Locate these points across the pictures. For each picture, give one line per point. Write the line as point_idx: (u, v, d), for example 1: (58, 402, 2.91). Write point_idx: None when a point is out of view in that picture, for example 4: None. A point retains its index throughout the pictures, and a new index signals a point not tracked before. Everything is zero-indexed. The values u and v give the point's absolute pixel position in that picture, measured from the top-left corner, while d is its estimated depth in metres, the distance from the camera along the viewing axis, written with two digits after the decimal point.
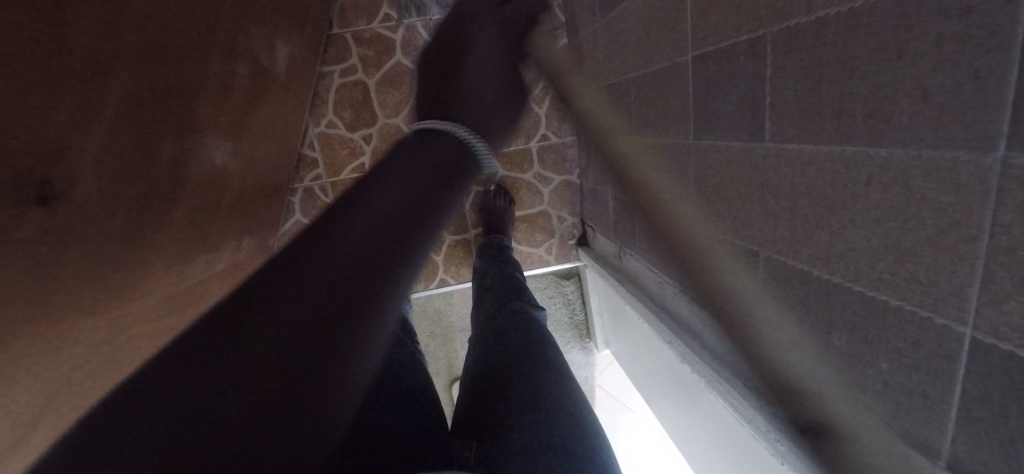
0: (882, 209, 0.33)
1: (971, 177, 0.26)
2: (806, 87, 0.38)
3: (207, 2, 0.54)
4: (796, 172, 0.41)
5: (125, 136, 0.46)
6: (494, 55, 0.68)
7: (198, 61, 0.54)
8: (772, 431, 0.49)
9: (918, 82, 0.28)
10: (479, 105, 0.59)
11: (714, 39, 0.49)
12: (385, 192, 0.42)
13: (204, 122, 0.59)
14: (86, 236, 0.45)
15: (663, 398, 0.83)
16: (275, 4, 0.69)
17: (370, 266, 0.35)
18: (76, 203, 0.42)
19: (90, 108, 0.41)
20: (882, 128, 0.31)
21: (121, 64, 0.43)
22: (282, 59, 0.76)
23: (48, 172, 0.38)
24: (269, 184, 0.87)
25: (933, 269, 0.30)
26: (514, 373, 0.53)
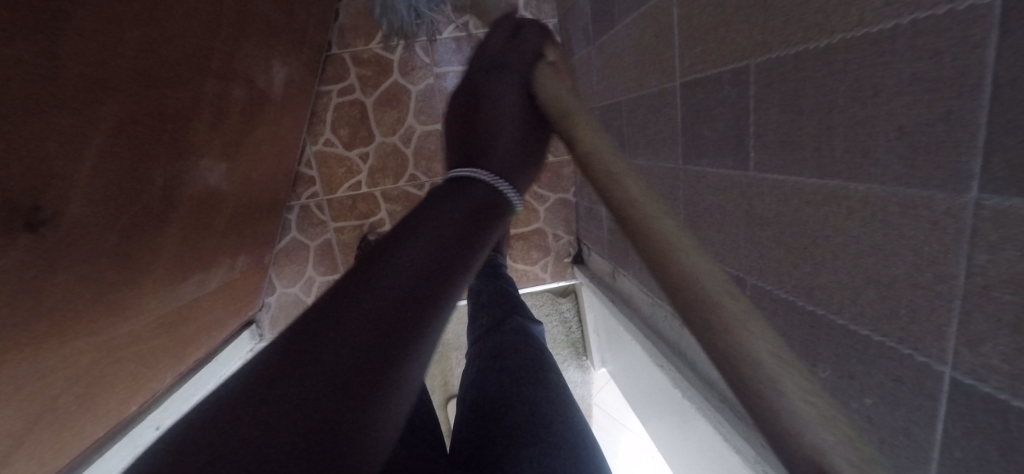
0: (862, 243, 0.33)
1: (946, 216, 0.26)
2: (786, 119, 0.38)
3: (204, 29, 0.55)
4: (779, 202, 0.41)
5: (116, 161, 0.47)
6: (508, 107, 0.53)
7: (191, 85, 0.55)
8: (759, 461, 0.46)
9: (894, 119, 0.28)
10: (505, 150, 0.52)
11: (700, 67, 0.49)
12: (423, 234, 0.38)
13: (197, 144, 0.60)
14: (75, 259, 0.45)
15: (658, 420, 0.80)
16: (273, 28, 0.71)
17: (403, 319, 0.31)
18: (63, 227, 0.42)
19: (80, 135, 0.41)
20: (860, 163, 0.32)
21: (114, 91, 0.44)
22: (279, 80, 0.78)
23: (37, 198, 0.38)
24: (265, 202, 0.88)
25: (912, 305, 0.30)
26: (514, 398, 0.52)
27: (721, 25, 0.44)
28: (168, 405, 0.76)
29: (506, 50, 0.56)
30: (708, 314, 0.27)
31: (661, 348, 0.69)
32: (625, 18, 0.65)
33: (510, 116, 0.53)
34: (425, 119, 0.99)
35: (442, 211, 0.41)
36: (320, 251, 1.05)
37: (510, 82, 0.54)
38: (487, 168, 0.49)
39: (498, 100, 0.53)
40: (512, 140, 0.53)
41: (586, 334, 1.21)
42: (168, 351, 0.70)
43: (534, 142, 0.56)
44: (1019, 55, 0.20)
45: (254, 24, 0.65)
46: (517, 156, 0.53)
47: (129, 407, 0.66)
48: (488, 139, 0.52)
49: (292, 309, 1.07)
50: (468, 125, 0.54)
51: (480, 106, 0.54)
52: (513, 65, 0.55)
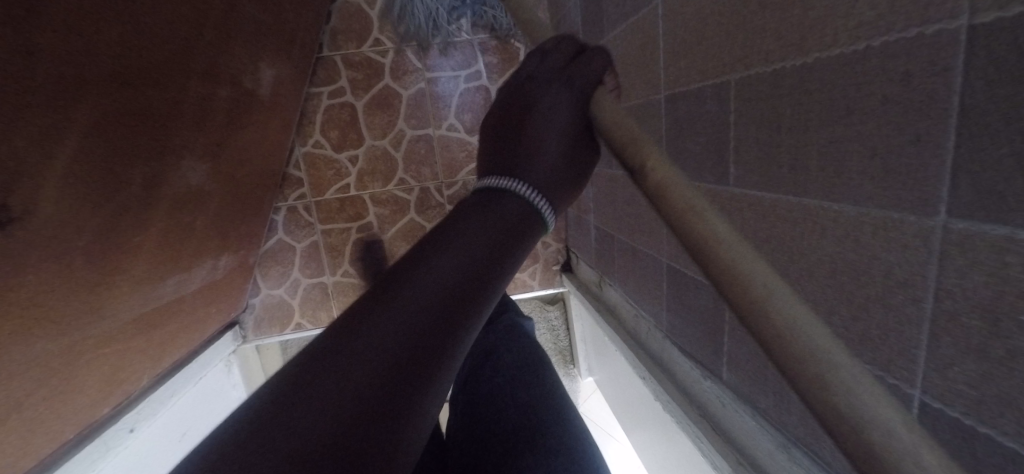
0: (835, 263, 0.33)
1: (914, 238, 0.26)
2: (764, 136, 0.38)
3: (188, 28, 0.55)
4: (757, 218, 0.41)
5: (91, 159, 0.46)
6: (557, 130, 0.42)
7: (174, 84, 0.55)
8: None
9: (866, 140, 0.28)
10: (541, 179, 0.42)
11: (683, 81, 0.49)
12: (451, 252, 0.33)
13: (179, 143, 0.60)
14: (48, 259, 0.45)
15: (640, 430, 0.80)
16: (262, 29, 0.71)
17: (422, 359, 0.27)
18: (34, 226, 0.42)
19: (53, 133, 0.41)
20: (834, 182, 0.31)
21: (91, 89, 0.43)
22: (267, 81, 0.77)
23: (5, 196, 0.37)
24: (250, 203, 0.87)
25: (881, 326, 0.30)
26: (513, 402, 0.51)
27: (703, 40, 0.44)
28: (144, 407, 0.75)
29: (569, 63, 0.43)
30: (742, 289, 0.24)
31: (645, 359, 0.68)
32: (614, 29, 0.65)
33: (555, 141, 0.43)
34: (416, 123, 0.99)
35: (469, 228, 0.35)
36: (306, 253, 1.04)
37: (563, 99, 0.42)
38: (523, 190, 0.40)
39: (543, 121, 0.42)
40: (552, 170, 0.43)
41: (573, 342, 1.22)
42: (143, 352, 0.68)
43: (576, 170, 0.45)
44: (999, 84, 0.20)
45: (241, 25, 0.65)
46: (557, 185, 0.43)
47: (103, 409, 0.64)
48: (523, 166, 0.42)
49: (277, 311, 1.06)
50: (508, 138, 0.44)
51: (522, 117, 0.44)
52: (572, 78, 0.42)
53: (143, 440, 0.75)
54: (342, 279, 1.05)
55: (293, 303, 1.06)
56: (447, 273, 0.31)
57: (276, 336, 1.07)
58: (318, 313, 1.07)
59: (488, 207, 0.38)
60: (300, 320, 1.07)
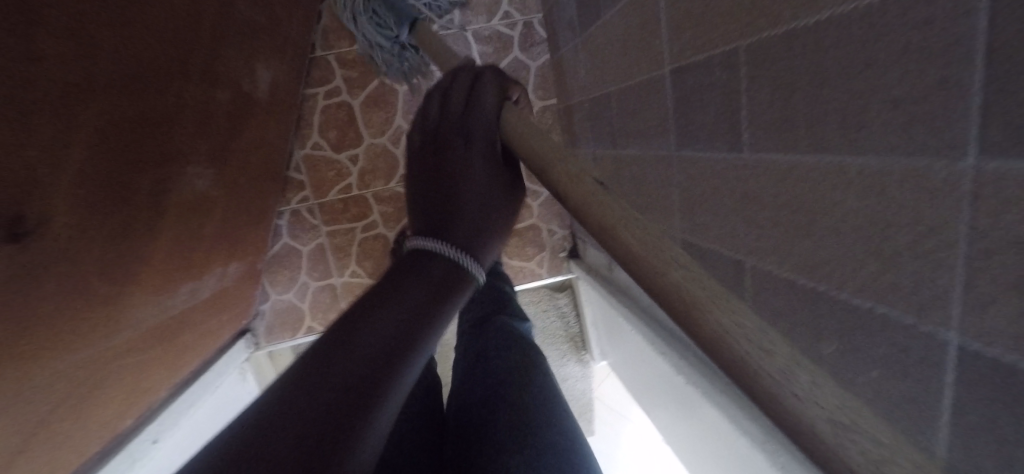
0: (864, 217, 0.33)
1: (943, 184, 0.26)
2: (780, 99, 0.38)
3: (187, 32, 0.55)
4: (775, 181, 0.41)
5: (98, 165, 0.46)
6: (475, 175, 0.51)
7: (175, 89, 0.55)
8: (768, 442, 0.46)
9: (891, 92, 0.28)
10: (470, 221, 0.48)
11: (690, 52, 0.49)
12: (394, 300, 0.37)
13: (184, 148, 0.60)
14: (63, 272, 0.45)
15: (661, 408, 0.81)
16: (258, 30, 0.71)
17: (359, 400, 0.29)
18: (48, 237, 0.42)
19: (60, 141, 0.41)
20: (856, 136, 0.31)
21: (94, 95, 0.43)
22: (265, 83, 0.77)
23: (17, 207, 0.37)
24: (256, 209, 0.87)
25: (914, 274, 0.30)
26: (503, 405, 0.53)
27: (708, 8, 0.44)
28: (164, 419, 0.74)
29: (466, 121, 0.52)
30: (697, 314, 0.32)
31: (663, 337, 0.69)
32: (611, 7, 0.65)
33: (477, 187, 0.50)
34: (414, 118, 0.98)
35: (411, 277, 0.40)
36: (313, 256, 1.04)
37: (476, 147, 0.51)
38: (445, 240, 0.45)
39: (467, 172, 0.50)
40: (477, 209, 0.49)
41: (584, 327, 1.22)
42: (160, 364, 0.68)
43: (504, 201, 0.53)
44: (1001, 14, 0.20)
45: (238, 25, 0.65)
46: (485, 223, 0.48)
47: (125, 421, 0.64)
48: (454, 208, 0.48)
49: (287, 316, 1.05)
50: (435, 188, 0.51)
51: (449, 168, 0.51)
52: (477, 136, 0.52)
53: (166, 453, 0.75)
54: (350, 280, 1.05)
55: (303, 307, 1.06)
56: (369, 337, 0.34)
57: (288, 341, 1.07)
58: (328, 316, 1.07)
59: (426, 260, 0.42)
60: (311, 324, 1.07)
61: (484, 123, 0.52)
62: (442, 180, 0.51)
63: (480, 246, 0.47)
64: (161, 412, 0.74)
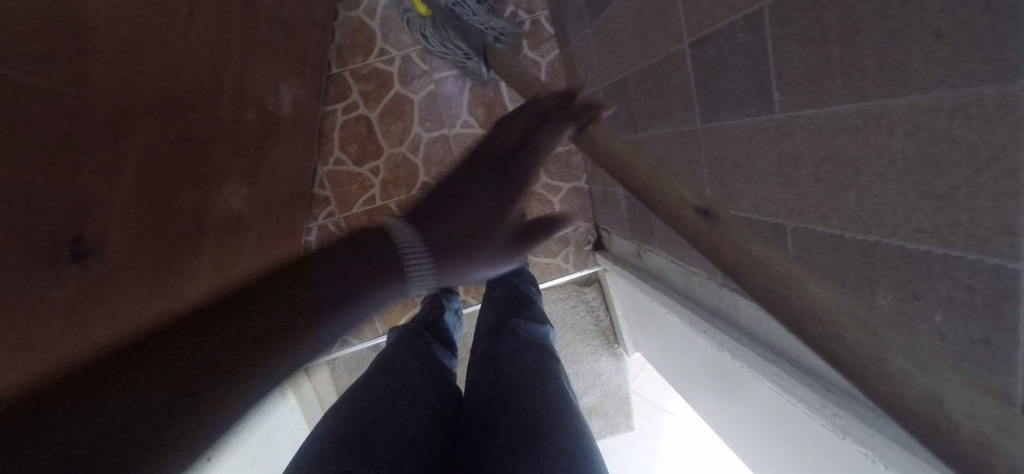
0: (911, 158, 0.32)
1: (1001, 107, 0.25)
2: (808, 53, 0.38)
3: (208, 62, 0.64)
4: (812, 136, 0.40)
5: (148, 186, 0.55)
6: (484, 206, 0.48)
7: (206, 112, 0.63)
8: (829, 405, 0.44)
9: (928, 23, 0.28)
10: (444, 245, 0.45)
11: (708, 22, 0.50)
12: (359, 266, 0.37)
13: (220, 167, 0.67)
14: (122, 286, 0.51)
15: (706, 395, 0.80)
16: (275, 53, 0.79)
17: (277, 338, 0.27)
18: (106, 256, 0.49)
19: (110, 162, 0.50)
20: (898, 76, 0.31)
21: (136, 122, 0.53)
22: (288, 102, 0.84)
23: (78, 228, 0.46)
24: (289, 226, 0.92)
25: (965, 207, 0.29)
26: (514, 405, 0.57)
27: None
28: None
29: (514, 154, 0.51)
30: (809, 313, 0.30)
31: (701, 314, 0.68)
32: None
33: (470, 214, 0.47)
34: (430, 125, 1.01)
35: (389, 248, 0.40)
36: None
37: (505, 180, 0.50)
38: (424, 250, 0.43)
39: (475, 203, 0.48)
40: (460, 237, 0.46)
41: (615, 320, 1.21)
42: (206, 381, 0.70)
43: (488, 235, 0.49)
44: None
45: (256, 50, 0.74)
46: (464, 251, 0.47)
47: None
48: (440, 228, 0.45)
49: None
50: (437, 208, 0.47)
51: (466, 188, 0.49)
52: (515, 174, 0.50)
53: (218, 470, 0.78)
54: None
55: None
56: (317, 294, 0.32)
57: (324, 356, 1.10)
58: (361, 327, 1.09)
59: (406, 241, 0.42)
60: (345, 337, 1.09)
61: (533, 151, 0.51)
62: (452, 197, 0.48)
63: (448, 270, 0.46)
64: None
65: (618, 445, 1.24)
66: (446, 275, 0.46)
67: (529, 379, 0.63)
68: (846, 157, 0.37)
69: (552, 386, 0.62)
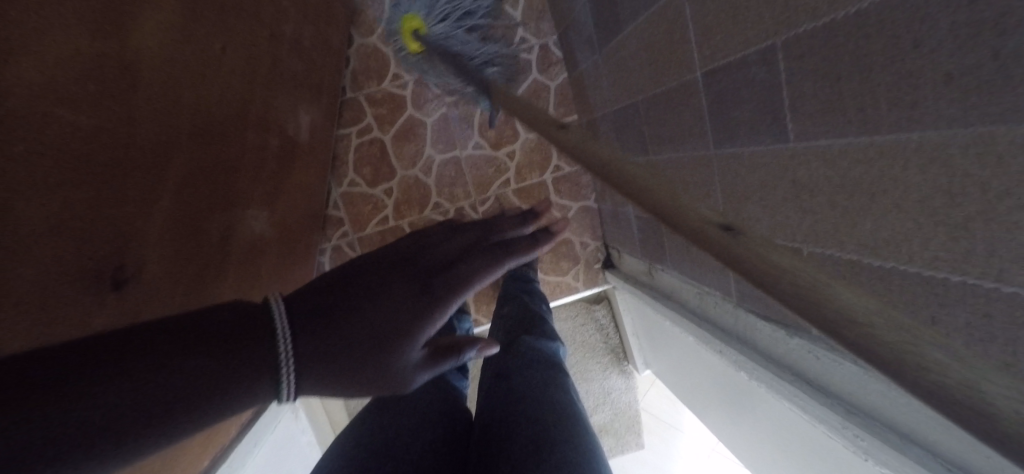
0: (925, 190, 0.33)
1: (1010, 147, 0.26)
2: (823, 87, 0.40)
3: (240, 91, 0.67)
4: (826, 166, 0.42)
5: (181, 213, 0.57)
6: (389, 322, 0.37)
7: (234, 141, 0.66)
8: (851, 427, 0.45)
9: (938, 67, 0.30)
10: (326, 349, 0.33)
11: (721, 55, 0.52)
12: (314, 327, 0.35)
13: (246, 192, 0.70)
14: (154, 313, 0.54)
15: (721, 414, 0.80)
16: (296, 82, 0.83)
17: (217, 386, 0.28)
18: (144, 282, 0.52)
19: (148, 193, 0.52)
20: (910, 113, 0.33)
21: (173, 153, 0.55)
22: (304, 127, 0.87)
23: (120, 255, 0.49)
24: (303, 245, 0.95)
25: (974, 239, 0.31)
26: (526, 422, 0.57)
27: (736, 13, 0.48)
28: (234, 457, 0.80)
29: (447, 266, 0.43)
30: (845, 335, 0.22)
31: (716, 334, 0.69)
32: (633, 23, 0.70)
33: (372, 321, 0.36)
34: (442, 147, 1.07)
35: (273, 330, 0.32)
36: None
37: (432, 284, 0.40)
38: (302, 344, 0.32)
39: (387, 305, 0.37)
40: (345, 343, 0.34)
41: (625, 338, 1.22)
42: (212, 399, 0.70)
43: (384, 362, 0.36)
44: None
45: (281, 80, 0.78)
46: (348, 360, 0.34)
47: (201, 462, 0.72)
48: (326, 324, 0.34)
49: None
50: (326, 303, 0.35)
51: (381, 282, 0.38)
52: (446, 282, 0.41)
53: None
54: None
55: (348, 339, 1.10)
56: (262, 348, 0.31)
57: None
58: None
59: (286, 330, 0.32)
60: None
61: (472, 259, 0.45)
62: (352, 293, 0.37)
63: (324, 377, 0.33)
64: (230, 451, 0.80)
65: (629, 463, 1.23)
66: (319, 381, 0.33)
67: (541, 396, 0.63)
68: (854, 186, 0.40)
69: (565, 405, 0.62)
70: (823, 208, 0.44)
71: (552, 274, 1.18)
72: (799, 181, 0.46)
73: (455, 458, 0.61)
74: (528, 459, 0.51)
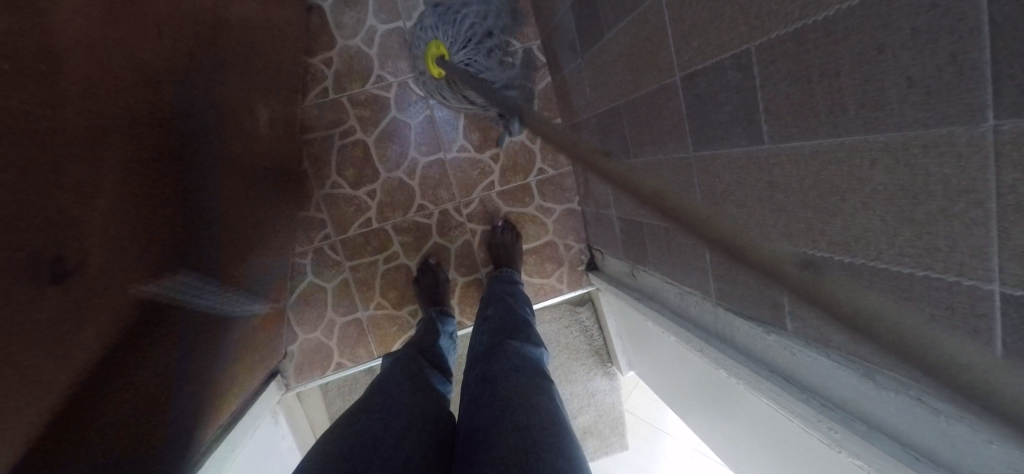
0: (889, 189, 0.35)
1: (967, 146, 0.28)
2: (794, 89, 0.42)
3: (188, 78, 0.63)
4: (797, 166, 0.44)
5: (131, 205, 0.53)
6: None
7: (183, 132, 0.63)
8: (825, 420, 0.48)
9: (901, 71, 0.31)
10: None
11: (698, 59, 0.54)
12: None
13: (202, 186, 0.68)
14: (105, 313, 0.50)
15: (698, 410, 0.83)
16: (251, 74, 0.81)
17: None
18: (88, 278, 0.47)
19: (90, 182, 0.47)
20: (876, 116, 0.34)
21: (115, 139, 0.50)
22: (263, 121, 0.87)
23: (60, 247, 0.44)
24: (270, 245, 0.94)
25: (932, 234, 0.32)
26: (508, 424, 0.58)
27: (713, 19, 0.49)
28: (211, 464, 0.79)
29: None
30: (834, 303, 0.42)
31: (697, 333, 0.72)
32: (614, 26, 0.71)
33: None
34: (426, 150, 1.10)
35: None
36: (338, 291, 1.13)
37: None
38: None
39: None
40: None
41: (608, 339, 1.23)
42: (191, 394, 0.68)
43: None
44: None
45: (235, 72, 0.75)
46: None
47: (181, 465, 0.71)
48: None
49: (315, 354, 1.13)
50: None
51: None
52: None
53: None
54: (374, 313, 1.15)
55: (331, 344, 1.14)
56: None
57: (318, 379, 1.14)
58: (357, 350, 1.15)
59: None
60: (340, 360, 1.15)
61: None
62: None
63: None
64: (208, 456, 0.78)
65: (613, 464, 1.25)
66: None
67: (524, 396, 0.64)
68: (817, 184, 0.42)
69: (547, 406, 0.63)
70: (782, 204, 0.47)
71: (536, 275, 1.19)
72: (767, 180, 0.48)
73: (435, 458, 0.61)
74: (506, 460, 0.52)
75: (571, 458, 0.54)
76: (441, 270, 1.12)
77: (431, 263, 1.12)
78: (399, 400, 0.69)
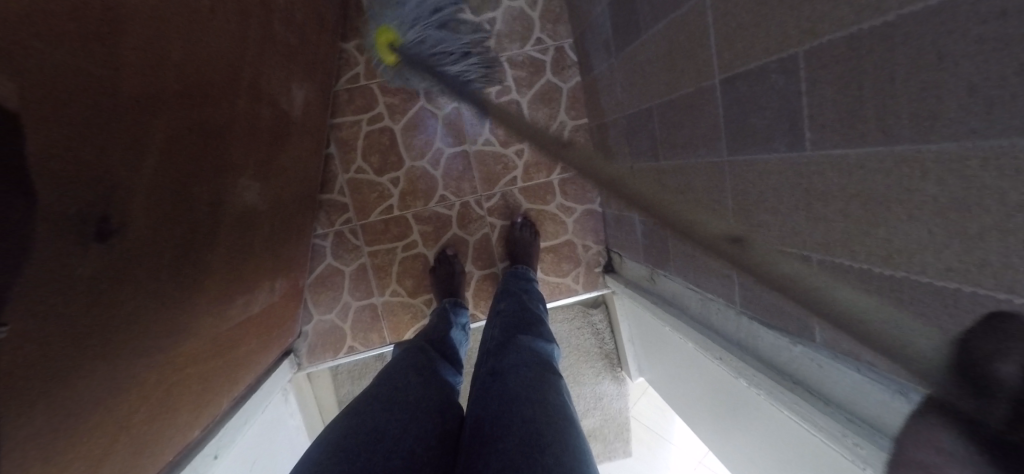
0: (940, 201, 0.34)
1: None
2: (843, 95, 0.41)
3: (232, 53, 0.64)
4: (840, 173, 0.43)
5: (170, 173, 0.54)
6: None
7: (224, 105, 0.64)
8: (850, 435, 0.47)
9: (962, 79, 0.30)
10: None
11: (741, 61, 0.53)
12: None
13: (237, 160, 0.69)
14: (142, 276, 0.51)
15: (709, 420, 0.82)
16: (290, 56, 0.82)
17: None
18: (129, 240, 0.48)
19: (137, 147, 0.48)
20: (931, 124, 0.33)
21: (161, 107, 0.51)
22: (298, 102, 0.88)
23: (108, 207, 0.44)
24: (294, 226, 0.95)
25: (984, 250, 0.31)
26: (517, 419, 0.57)
27: (760, 21, 0.49)
28: (224, 434, 0.80)
29: None
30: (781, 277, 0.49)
31: (718, 341, 0.71)
32: (653, 26, 0.71)
33: None
34: (451, 140, 1.10)
35: None
36: (355, 275, 1.14)
37: None
38: None
39: None
40: None
41: (620, 343, 1.22)
42: (207, 365, 0.69)
43: None
44: None
45: (275, 51, 0.77)
46: None
47: (194, 433, 0.72)
48: None
49: (329, 336, 1.14)
50: None
51: None
52: None
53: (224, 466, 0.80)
54: (390, 300, 1.16)
55: (345, 328, 1.15)
56: None
57: (330, 361, 1.15)
58: (370, 335, 1.16)
59: None
60: (352, 344, 1.16)
61: None
62: None
63: None
64: (219, 427, 0.80)
65: (616, 469, 1.25)
66: None
67: (536, 391, 0.63)
68: (861, 192, 0.41)
69: (559, 402, 0.62)
70: (820, 212, 0.46)
71: (552, 273, 1.18)
72: (808, 186, 0.48)
73: (441, 447, 0.61)
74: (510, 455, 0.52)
75: (580, 458, 0.53)
76: (458, 261, 1.12)
77: (449, 254, 1.12)
78: (408, 388, 0.69)
